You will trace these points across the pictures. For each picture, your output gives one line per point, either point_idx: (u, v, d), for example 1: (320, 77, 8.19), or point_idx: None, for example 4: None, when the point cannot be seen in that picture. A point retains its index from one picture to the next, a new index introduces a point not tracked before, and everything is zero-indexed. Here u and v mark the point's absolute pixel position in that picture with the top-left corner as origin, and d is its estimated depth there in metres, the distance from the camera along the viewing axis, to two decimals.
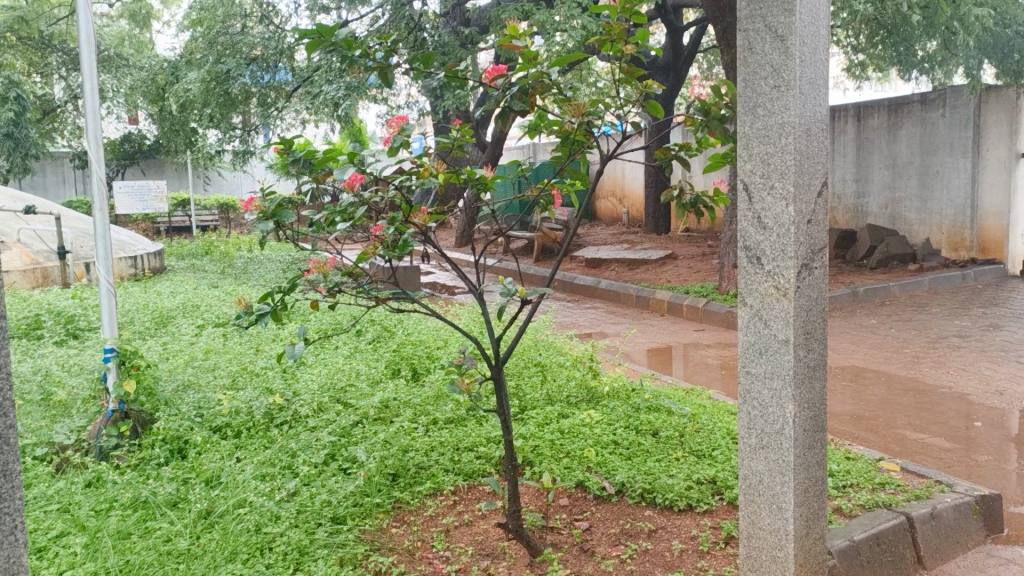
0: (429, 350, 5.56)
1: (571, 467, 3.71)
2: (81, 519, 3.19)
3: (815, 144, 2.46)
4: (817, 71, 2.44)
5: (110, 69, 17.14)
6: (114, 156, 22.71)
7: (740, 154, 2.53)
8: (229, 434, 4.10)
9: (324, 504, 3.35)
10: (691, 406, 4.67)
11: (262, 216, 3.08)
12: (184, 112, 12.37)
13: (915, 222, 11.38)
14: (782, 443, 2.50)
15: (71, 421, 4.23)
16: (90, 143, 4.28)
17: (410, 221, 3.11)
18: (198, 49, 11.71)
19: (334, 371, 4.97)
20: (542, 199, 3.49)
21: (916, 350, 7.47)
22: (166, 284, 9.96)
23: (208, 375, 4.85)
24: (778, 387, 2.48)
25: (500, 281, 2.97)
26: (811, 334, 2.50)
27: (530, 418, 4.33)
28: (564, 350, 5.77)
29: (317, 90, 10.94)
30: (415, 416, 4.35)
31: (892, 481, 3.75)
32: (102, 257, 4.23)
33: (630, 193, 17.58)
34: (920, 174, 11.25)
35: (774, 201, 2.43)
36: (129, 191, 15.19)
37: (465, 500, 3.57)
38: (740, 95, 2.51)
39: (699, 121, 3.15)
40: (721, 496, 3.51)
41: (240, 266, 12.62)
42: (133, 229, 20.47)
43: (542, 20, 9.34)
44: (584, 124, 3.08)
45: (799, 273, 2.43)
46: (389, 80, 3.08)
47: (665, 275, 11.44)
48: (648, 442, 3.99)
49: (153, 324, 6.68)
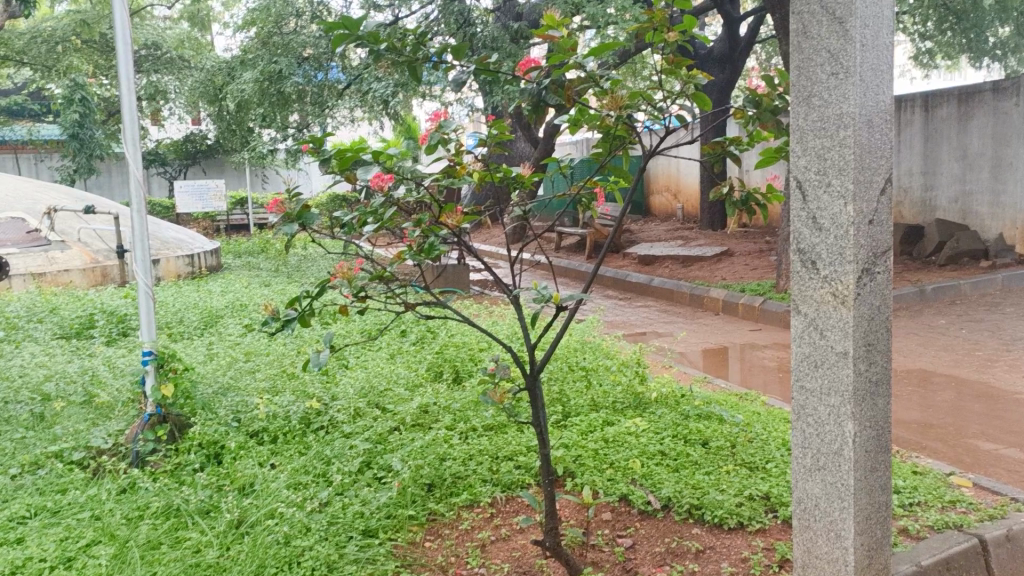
0: (472, 353, 5.44)
1: (615, 479, 3.53)
2: (111, 528, 3.13)
3: (877, 136, 2.23)
4: (880, 56, 2.21)
5: (172, 72, 17.51)
6: (178, 156, 23.27)
7: (793, 150, 2.31)
8: (265, 440, 4.03)
9: (356, 515, 3.24)
10: (744, 414, 4.46)
11: (286, 219, 2.94)
12: (240, 112, 12.49)
13: (987, 217, 10.82)
14: (841, 464, 2.28)
15: (110, 424, 4.20)
16: (127, 145, 4.23)
17: (441, 223, 3.00)
18: (252, 50, 11.79)
19: (373, 374, 4.87)
20: (584, 197, 3.32)
21: (989, 353, 7.05)
22: (219, 282, 10.04)
23: (248, 378, 4.80)
24: (836, 404, 2.26)
25: (535, 285, 2.78)
26: (873, 346, 2.27)
27: (573, 426, 4.17)
28: (611, 353, 5.57)
29: (368, 87, 10.96)
30: (454, 422, 4.22)
31: (964, 499, 3.47)
32: (139, 260, 4.19)
33: (684, 188, 17.18)
34: (992, 166, 10.70)
35: (831, 200, 2.22)
36: (188, 191, 15.45)
37: (502, 513, 3.44)
38: (793, 84, 2.30)
39: (751, 114, 2.93)
40: (775, 513, 3.29)
41: (294, 264, 12.69)
42: (194, 227, 20.92)
43: (593, 13, 9.12)
44: (623, 118, 2.81)
45: (859, 280, 2.21)
46: (420, 74, 2.92)
47: (720, 272, 11.12)
48: (697, 452, 3.78)
49: (201, 324, 6.71)
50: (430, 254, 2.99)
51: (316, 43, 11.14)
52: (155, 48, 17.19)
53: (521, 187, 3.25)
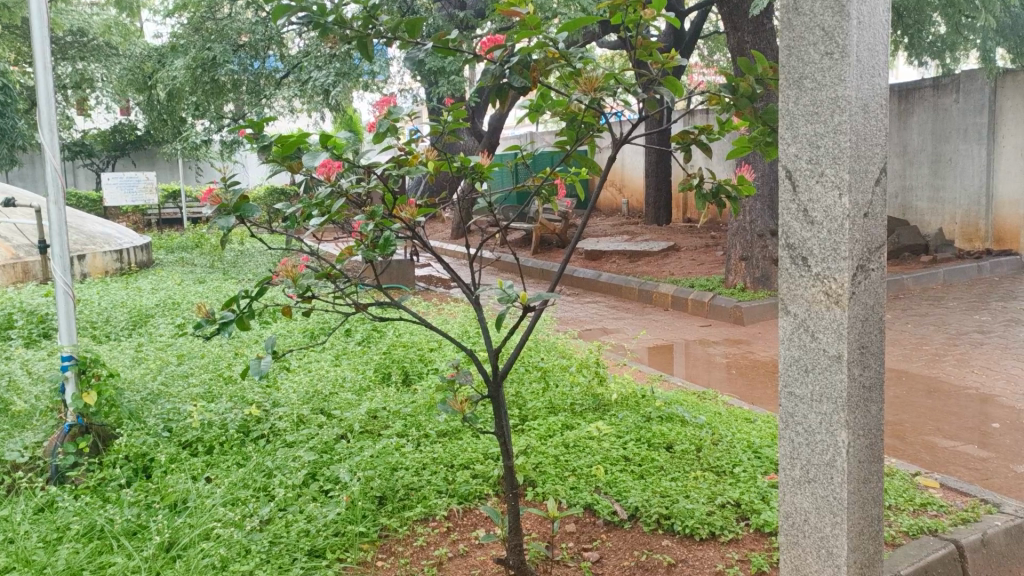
0: (422, 354, 5.19)
1: (578, 488, 3.34)
2: (25, 553, 2.79)
3: (873, 122, 2.10)
4: (876, 36, 2.08)
5: (99, 59, 16.71)
6: (105, 147, 22.36)
7: (782, 136, 2.17)
8: (200, 450, 3.72)
9: (300, 535, 2.98)
10: (706, 414, 4.33)
11: (222, 211, 2.66)
12: (172, 101, 11.94)
13: (927, 212, 11.02)
14: (833, 477, 2.14)
15: (27, 435, 3.81)
16: (42, 131, 3.83)
17: (394, 216, 2.74)
18: (183, 37, 11.26)
19: (317, 377, 4.58)
20: (545, 188, 3.11)
21: (936, 347, 7.09)
22: (150, 279, 9.58)
23: (181, 383, 4.46)
24: (828, 411, 2.12)
25: (499, 284, 2.54)
26: (867, 348, 2.14)
27: (532, 430, 3.96)
28: (568, 352, 5.38)
29: (307, 76, 10.58)
30: (405, 429, 3.97)
31: (934, 501, 3.38)
32: (58, 256, 3.82)
33: (630, 182, 17.15)
34: (932, 162, 10.90)
35: (825, 191, 2.08)
36: (117, 183, 14.77)
37: (460, 527, 3.22)
38: (783, 65, 2.16)
39: (727, 101, 2.76)
40: (747, 522, 3.15)
41: (230, 260, 12.21)
42: (124, 221, 20.10)
43: (541, 3, 8.88)
44: (596, 102, 2.59)
45: (854, 277, 2.07)
46: (370, 53, 2.64)
47: (667, 267, 11.07)
48: (662, 457, 3.62)
49: (129, 324, 6.31)
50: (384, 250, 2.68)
51: (253, 29, 10.78)
52: (81, 34, 16.42)
53: (478, 177, 3.03)
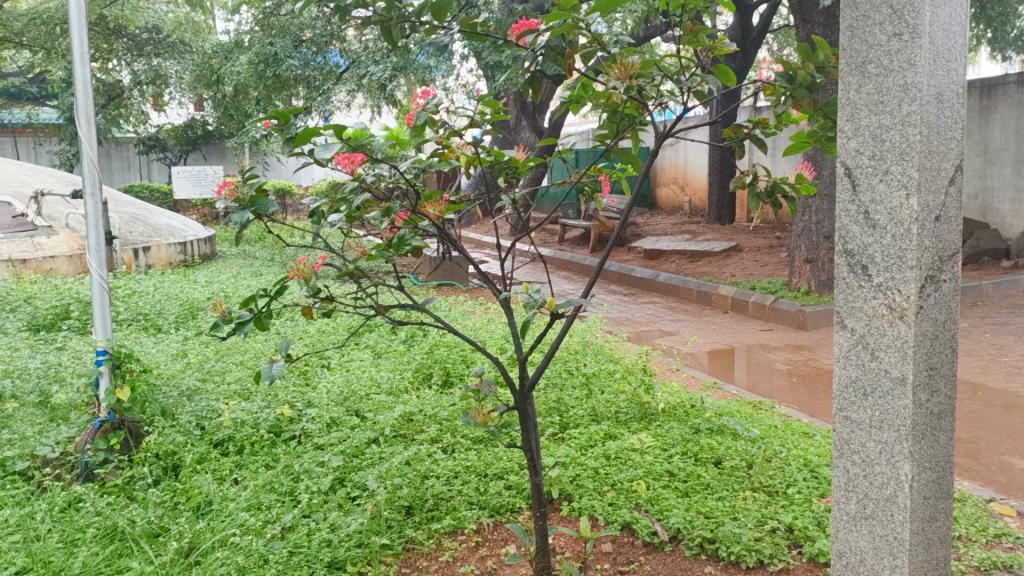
0: (464, 355, 5.05)
1: (617, 504, 3.14)
2: (44, 554, 2.69)
3: (948, 113, 1.87)
4: (953, 13, 1.86)
5: (173, 55, 17.06)
6: (178, 142, 22.94)
7: (842, 129, 1.96)
8: (230, 451, 3.64)
9: (322, 544, 2.85)
10: (759, 426, 4.08)
11: (239, 205, 2.53)
12: (238, 97, 12.08)
13: (1008, 214, 10.34)
14: (894, 513, 1.94)
15: (61, 429, 3.78)
16: (79, 123, 3.79)
17: (422, 212, 2.57)
18: (249, 33, 11.38)
19: (354, 377, 4.47)
20: (586, 185, 2.91)
21: (1016, 359, 6.62)
22: (208, 272, 9.67)
23: (218, 380, 4.40)
24: (889, 441, 1.92)
25: (527, 287, 2.33)
26: (936, 370, 1.92)
27: (571, 439, 3.77)
28: (615, 357, 5.16)
29: (365, 71, 10.56)
30: (439, 434, 3.83)
31: (1010, 533, 3.05)
32: (94, 250, 3.78)
33: (692, 181, 16.72)
34: (1015, 161, 10.23)
35: (890, 191, 1.86)
36: (186, 177, 15.07)
37: (489, 543, 3.05)
38: (845, 48, 1.95)
39: (783, 91, 2.49)
40: (800, 550, 2.90)
41: (289, 254, 12.30)
42: (194, 213, 20.56)
43: None
44: (634, 91, 2.36)
45: (922, 289, 1.85)
46: (394, 36, 2.46)
47: (728, 268, 10.70)
48: (709, 473, 3.39)
49: (181, 317, 6.32)
50: (399, 249, 2.46)
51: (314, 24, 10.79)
52: (156, 32, 16.80)
53: (515, 173, 2.84)
